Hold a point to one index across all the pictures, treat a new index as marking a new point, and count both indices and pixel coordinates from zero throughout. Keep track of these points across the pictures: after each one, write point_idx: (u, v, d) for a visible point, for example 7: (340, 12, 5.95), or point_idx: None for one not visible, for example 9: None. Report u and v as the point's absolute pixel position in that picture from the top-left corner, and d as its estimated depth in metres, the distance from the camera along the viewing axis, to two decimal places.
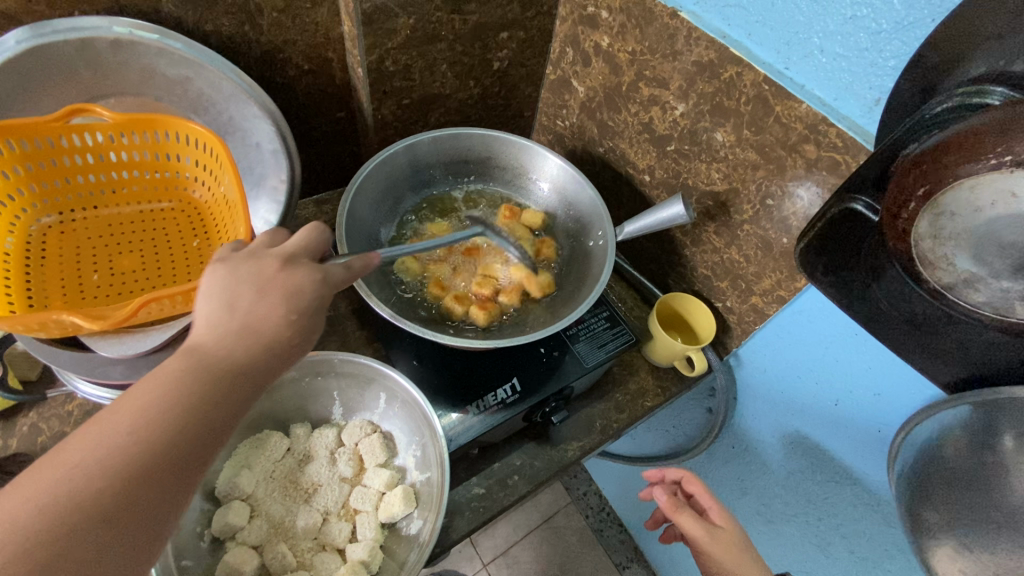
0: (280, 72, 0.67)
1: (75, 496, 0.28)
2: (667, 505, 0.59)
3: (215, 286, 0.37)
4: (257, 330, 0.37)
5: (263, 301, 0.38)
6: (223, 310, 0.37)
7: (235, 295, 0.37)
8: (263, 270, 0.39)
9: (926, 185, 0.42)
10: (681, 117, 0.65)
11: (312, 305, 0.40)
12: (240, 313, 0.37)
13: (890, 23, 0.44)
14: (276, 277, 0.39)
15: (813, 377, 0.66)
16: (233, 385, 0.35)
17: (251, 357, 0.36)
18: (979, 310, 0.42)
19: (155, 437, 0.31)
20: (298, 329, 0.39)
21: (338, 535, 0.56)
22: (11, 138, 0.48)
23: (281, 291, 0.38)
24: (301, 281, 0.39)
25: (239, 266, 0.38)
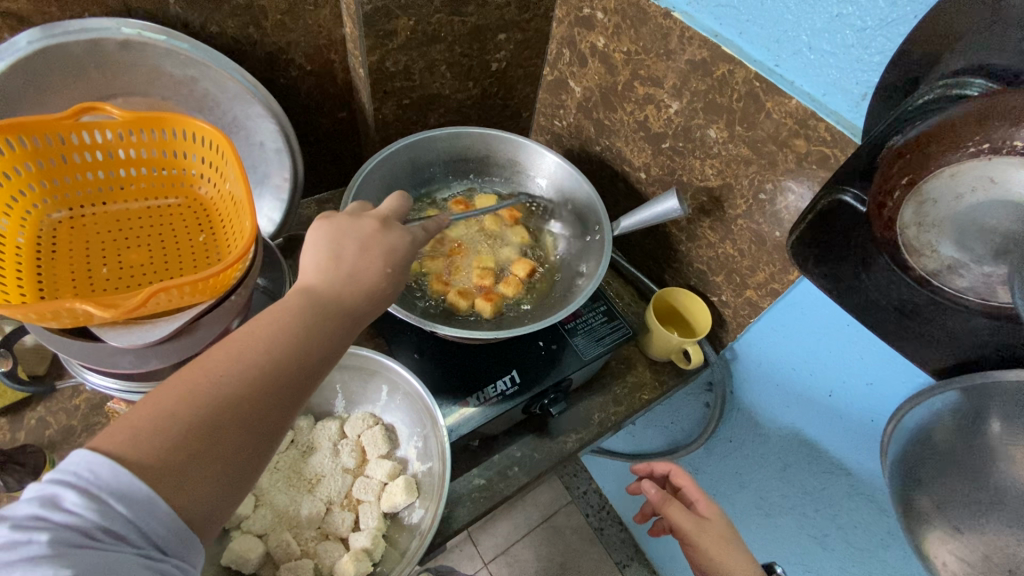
0: (283, 73, 0.69)
1: (179, 433, 0.33)
2: (656, 497, 0.61)
3: (325, 236, 0.43)
4: (346, 285, 0.41)
5: (366, 255, 0.43)
6: (331, 256, 0.42)
7: (341, 246, 0.42)
8: (364, 226, 0.44)
9: (909, 176, 0.44)
10: (675, 115, 0.66)
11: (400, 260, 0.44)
12: (346, 264, 0.42)
13: (874, 20, 0.46)
14: (376, 234, 0.44)
15: (807, 369, 0.68)
16: (305, 343, 0.38)
17: (325, 322, 0.39)
18: (964, 296, 0.44)
19: (246, 387, 0.35)
20: (391, 283, 0.43)
21: (341, 524, 0.57)
22: (22, 135, 0.49)
23: (380, 247, 0.43)
24: (398, 239, 0.45)
25: (341, 222, 0.44)
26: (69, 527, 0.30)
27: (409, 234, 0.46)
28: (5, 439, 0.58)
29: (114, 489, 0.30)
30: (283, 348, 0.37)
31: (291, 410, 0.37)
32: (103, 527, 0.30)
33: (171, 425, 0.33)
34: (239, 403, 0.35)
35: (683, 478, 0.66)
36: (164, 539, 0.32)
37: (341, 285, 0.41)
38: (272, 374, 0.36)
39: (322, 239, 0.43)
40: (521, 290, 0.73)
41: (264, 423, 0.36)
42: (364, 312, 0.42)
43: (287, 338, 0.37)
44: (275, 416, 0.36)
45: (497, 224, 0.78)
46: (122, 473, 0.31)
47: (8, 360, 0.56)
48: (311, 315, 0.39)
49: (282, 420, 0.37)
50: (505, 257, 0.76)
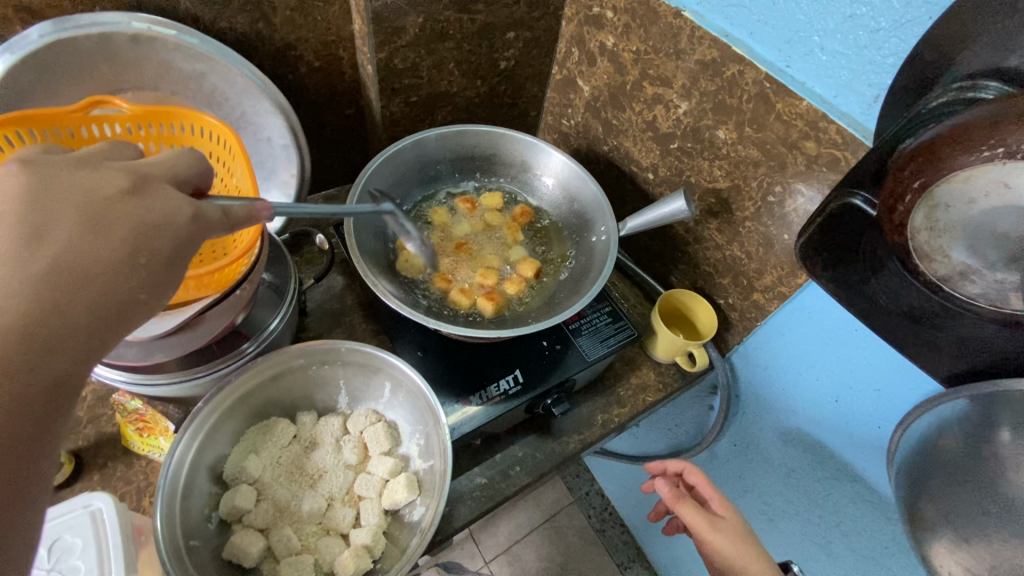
0: (291, 69, 0.69)
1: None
2: (668, 495, 0.60)
3: (17, 204, 0.35)
4: (51, 285, 0.34)
5: (95, 237, 0.36)
6: (24, 241, 0.34)
7: (55, 221, 0.35)
8: (104, 193, 0.37)
9: (921, 179, 0.43)
10: (684, 115, 0.66)
11: (167, 241, 0.39)
12: (55, 250, 0.35)
13: (888, 21, 0.45)
14: (115, 204, 0.37)
15: (814, 374, 0.67)
16: (8, 377, 0.32)
17: (19, 346, 0.32)
18: (975, 302, 0.42)
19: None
20: (145, 269, 0.38)
21: (342, 520, 0.57)
22: (33, 128, 0.49)
23: (125, 224, 0.37)
24: (161, 207, 0.39)
25: (44, 183, 0.36)
26: None
27: (191, 207, 0.39)
28: None
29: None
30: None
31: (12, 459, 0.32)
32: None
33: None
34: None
35: (696, 476, 0.65)
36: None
37: (32, 285, 0.34)
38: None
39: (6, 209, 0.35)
40: (525, 289, 0.73)
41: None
42: (100, 313, 0.36)
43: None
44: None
45: (502, 220, 0.78)
46: None
47: None
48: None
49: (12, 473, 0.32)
50: (512, 258, 0.76)
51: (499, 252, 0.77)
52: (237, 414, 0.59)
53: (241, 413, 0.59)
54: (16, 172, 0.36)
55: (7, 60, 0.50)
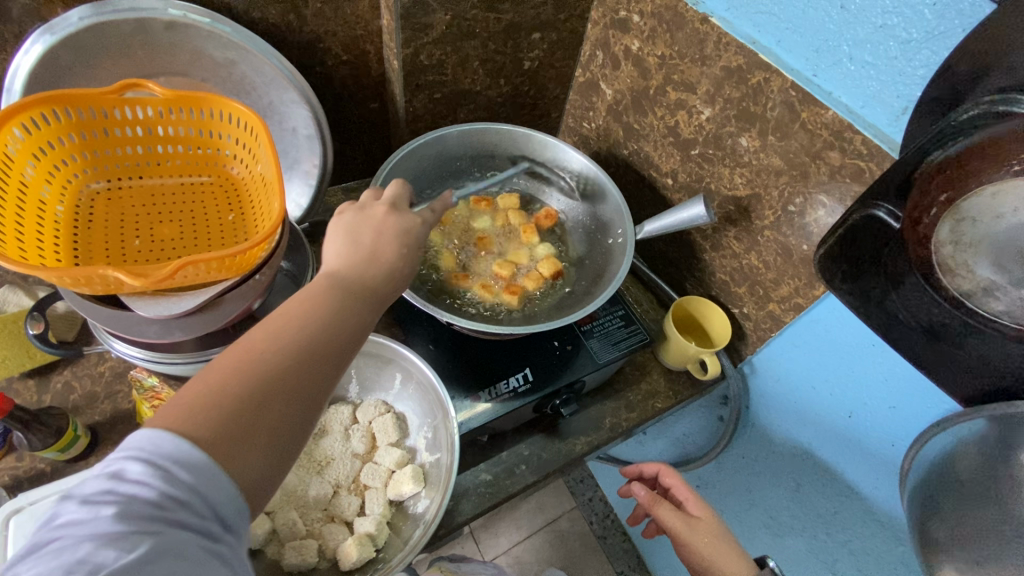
0: (319, 62, 0.70)
1: (222, 409, 0.32)
2: (644, 498, 0.63)
3: (345, 224, 0.44)
4: (370, 264, 0.42)
5: (384, 236, 0.44)
6: (348, 241, 0.43)
7: (359, 229, 0.44)
8: (375, 214, 0.45)
9: (948, 192, 0.43)
10: (707, 121, 0.66)
11: (415, 246, 0.45)
12: (366, 244, 0.43)
13: (920, 33, 0.45)
14: (389, 219, 0.45)
15: (828, 389, 0.66)
16: (344, 318, 0.39)
17: (359, 299, 0.40)
18: (998, 320, 0.42)
19: (289, 360, 0.35)
20: (409, 262, 0.44)
21: (347, 508, 0.58)
22: (69, 107, 0.51)
23: (392, 231, 0.44)
24: (409, 222, 0.46)
25: (357, 210, 0.45)
26: (138, 498, 0.29)
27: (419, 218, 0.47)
28: (32, 401, 0.61)
29: (173, 457, 0.30)
30: (325, 322, 0.38)
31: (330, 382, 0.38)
32: (171, 496, 0.30)
33: (209, 405, 0.32)
34: (284, 381, 0.35)
35: (670, 476, 0.67)
36: (226, 513, 0.31)
37: (361, 264, 0.42)
38: (315, 344, 0.37)
39: (337, 229, 0.44)
40: (544, 285, 0.73)
41: (308, 395, 0.36)
42: (391, 292, 0.43)
43: (332, 313, 0.38)
44: (316, 386, 0.36)
45: (521, 220, 0.78)
46: (183, 443, 0.30)
47: (40, 323, 0.56)
48: (348, 292, 0.40)
49: (326, 387, 0.37)
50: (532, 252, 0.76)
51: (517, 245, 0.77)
52: None
53: None
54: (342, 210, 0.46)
55: (47, 40, 0.52)
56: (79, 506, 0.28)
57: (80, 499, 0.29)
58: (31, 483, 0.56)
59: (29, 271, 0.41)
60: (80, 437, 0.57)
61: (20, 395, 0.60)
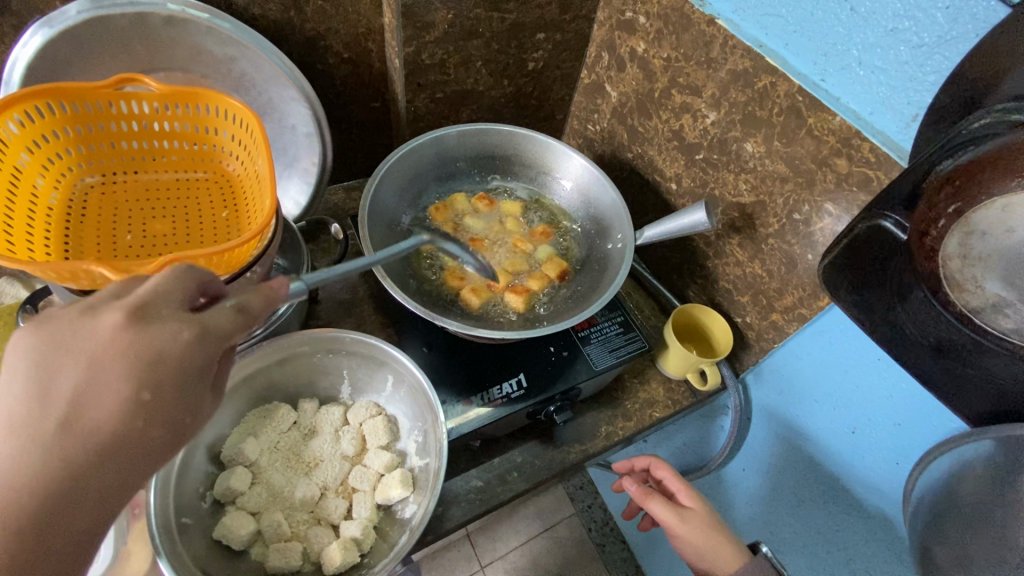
0: (320, 59, 0.70)
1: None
2: (637, 493, 0.60)
3: (40, 356, 0.33)
4: (63, 441, 0.32)
5: (99, 381, 0.33)
6: (32, 402, 0.32)
7: (60, 374, 0.32)
8: (101, 330, 0.33)
9: (956, 204, 0.41)
10: (712, 126, 0.64)
11: (168, 376, 0.34)
12: (69, 391, 0.32)
13: (933, 37, 0.43)
14: (117, 341, 0.33)
15: (832, 403, 0.64)
16: (40, 544, 0.31)
17: (56, 507, 0.32)
18: (1007, 338, 0.40)
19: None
20: (154, 403, 0.34)
21: (334, 511, 0.57)
22: (63, 101, 0.51)
23: (119, 364, 0.33)
24: (160, 340, 0.34)
25: (61, 333, 0.33)
26: None
27: (188, 333, 0.34)
28: None
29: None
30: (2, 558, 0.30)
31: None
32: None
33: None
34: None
35: (662, 469, 0.64)
36: None
37: (89, 396, 0.33)
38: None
39: (27, 359, 0.33)
40: (549, 285, 0.72)
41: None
42: (119, 464, 0.34)
43: (14, 545, 0.30)
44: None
45: (517, 229, 0.77)
46: None
47: (32, 315, 0.56)
48: (23, 505, 0.31)
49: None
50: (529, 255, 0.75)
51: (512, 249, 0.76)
52: (239, 397, 0.59)
53: (243, 395, 0.59)
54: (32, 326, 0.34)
55: (47, 33, 0.52)
56: None
57: None
58: None
59: (15, 265, 0.40)
60: None
61: None
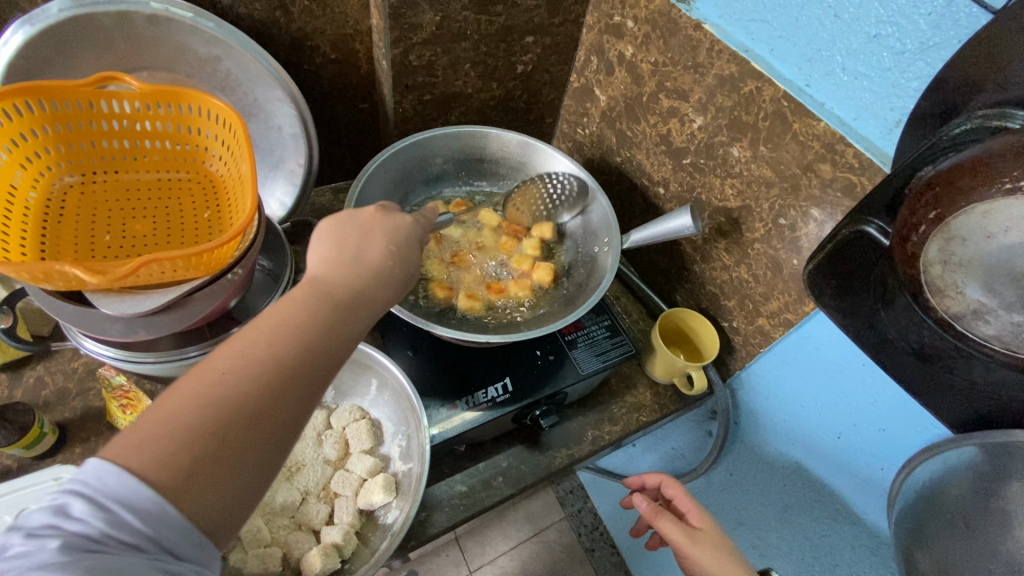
0: (307, 60, 0.70)
1: (182, 439, 0.31)
2: (647, 510, 0.61)
3: (330, 229, 0.43)
4: (355, 270, 0.41)
5: (367, 240, 0.43)
6: (331, 255, 0.41)
7: (345, 236, 0.43)
8: (363, 213, 0.45)
9: (937, 210, 0.40)
10: (699, 130, 0.64)
11: (404, 242, 0.45)
12: (350, 249, 0.42)
13: (915, 43, 0.43)
14: (375, 217, 0.45)
15: (817, 408, 0.64)
16: (329, 335, 0.38)
17: (341, 313, 0.39)
18: (988, 344, 0.39)
19: (259, 384, 0.34)
20: (398, 262, 0.44)
21: (315, 516, 0.56)
22: (43, 99, 0.50)
23: (382, 230, 0.44)
24: (396, 221, 0.46)
25: (341, 215, 0.44)
26: (82, 535, 0.29)
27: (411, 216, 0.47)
28: (3, 395, 0.60)
29: (119, 495, 0.29)
30: (298, 337, 0.36)
31: (308, 401, 0.37)
32: (114, 535, 0.29)
33: (176, 434, 0.31)
34: (251, 405, 0.33)
35: (673, 488, 0.65)
36: (178, 545, 0.30)
37: (347, 273, 0.41)
38: (284, 368, 0.35)
39: (322, 233, 0.43)
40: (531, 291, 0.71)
41: (276, 419, 0.35)
42: (380, 297, 0.42)
43: (312, 328, 0.37)
44: (288, 408, 0.35)
45: (496, 237, 0.76)
46: (129, 479, 0.29)
47: (9, 316, 0.55)
48: (330, 303, 0.38)
49: (301, 406, 0.36)
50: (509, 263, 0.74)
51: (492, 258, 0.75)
52: None
53: None
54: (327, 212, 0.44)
55: (27, 31, 0.51)
56: (24, 539, 0.28)
57: (25, 532, 0.28)
58: None
59: None
60: (47, 434, 0.56)
61: None
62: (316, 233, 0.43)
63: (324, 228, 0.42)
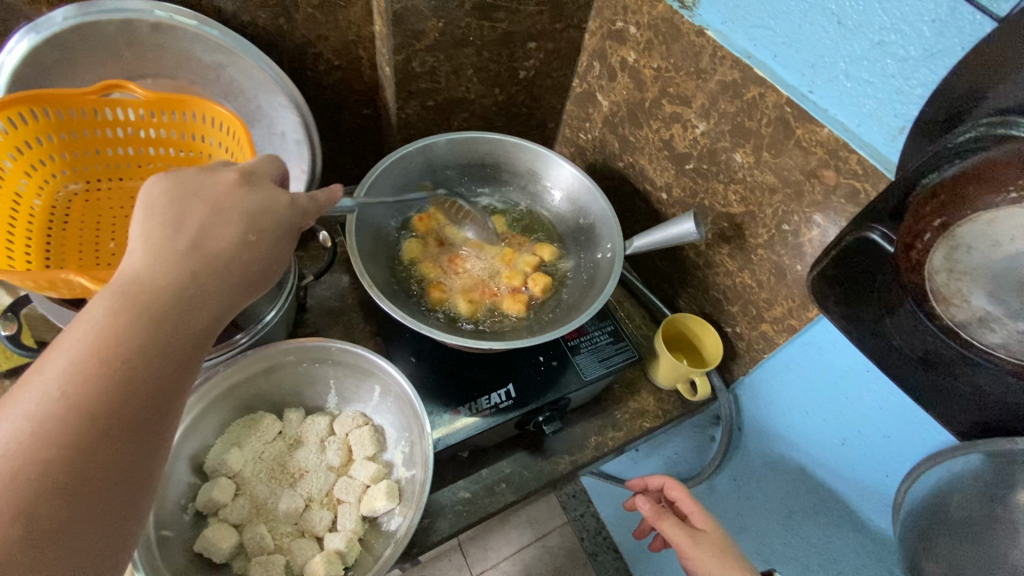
0: (310, 66, 0.70)
1: (15, 475, 0.30)
2: (649, 512, 0.59)
3: (161, 203, 0.40)
4: (187, 261, 0.39)
5: (222, 221, 0.41)
6: (162, 240, 0.39)
7: (188, 212, 0.41)
8: (221, 184, 0.43)
9: (942, 217, 0.41)
10: (702, 136, 0.64)
11: (269, 226, 0.43)
12: (190, 233, 0.40)
13: (918, 50, 0.43)
14: (231, 193, 0.43)
15: (821, 414, 0.64)
16: (166, 341, 0.36)
17: (170, 315, 0.37)
18: (993, 352, 0.40)
19: (88, 407, 0.32)
20: (254, 251, 0.42)
21: (318, 523, 0.56)
22: (47, 107, 0.50)
23: (239, 211, 0.42)
24: (265, 199, 0.44)
25: (190, 179, 0.42)
26: None
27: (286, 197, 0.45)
28: None
29: None
30: (123, 355, 0.34)
31: (155, 415, 0.35)
32: None
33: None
34: (82, 431, 0.32)
35: (677, 490, 0.65)
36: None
37: (170, 263, 0.38)
38: (111, 389, 0.33)
39: (148, 205, 0.40)
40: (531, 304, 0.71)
41: (118, 440, 0.33)
42: (220, 291, 0.40)
43: (140, 338, 0.35)
44: (132, 426, 0.34)
45: (501, 245, 0.76)
46: None
47: (14, 324, 0.56)
48: (147, 304, 0.36)
49: (148, 422, 0.35)
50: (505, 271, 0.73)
51: (491, 262, 0.74)
52: (224, 406, 0.59)
53: (228, 404, 0.58)
54: (159, 179, 0.42)
55: (33, 39, 0.52)
56: None
57: None
58: None
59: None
60: None
61: None
62: (140, 206, 0.41)
63: (152, 202, 0.40)
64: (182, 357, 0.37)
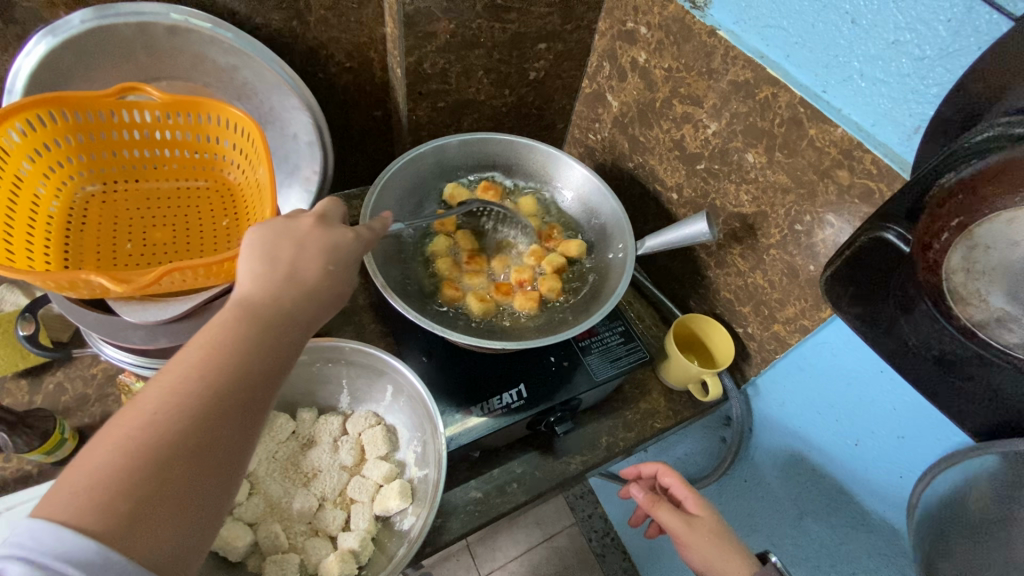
0: (321, 68, 0.70)
1: (132, 465, 0.30)
2: (644, 500, 0.61)
3: (259, 242, 0.42)
4: (288, 287, 0.40)
5: (307, 253, 0.42)
6: (262, 270, 0.40)
7: (279, 248, 0.42)
8: (302, 225, 0.44)
9: (960, 217, 0.40)
10: (713, 136, 0.64)
11: (345, 259, 0.44)
12: (284, 264, 0.41)
13: (934, 50, 0.43)
14: (315, 230, 0.44)
15: (834, 415, 0.64)
16: (264, 355, 0.37)
17: (272, 331, 0.38)
18: (1013, 353, 0.39)
19: (200, 408, 0.33)
20: (334, 280, 0.43)
21: (331, 522, 0.56)
22: (66, 110, 0.51)
23: (320, 244, 0.43)
24: (338, 237, 0.45)
25: (279, 223, 0.43)
26: None
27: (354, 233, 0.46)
28: (23, 401, 0.60)
29: None
30: (230, 364, 0.35)
31: (250, 426, 0.35)
32: None
33: (114, 479, 0.30)
34: (192, 431, 0.32)
35: (670, 476, 0.63)
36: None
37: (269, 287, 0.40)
38: (223, 397, 0.34)
39: (250, 245, 0.41)
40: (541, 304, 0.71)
41: (220, 445, 0.33)
42: (311, 313, 0.41)
43: (246, 349, 0.36)
44: (230, 433, 0.34)
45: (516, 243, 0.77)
46: None
47: (30, 324, 0.57)
48: (258, 321, 0.38)
49: (244, 432, 0.35)
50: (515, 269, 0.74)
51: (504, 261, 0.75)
52: None
53: None
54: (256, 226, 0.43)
55: (50, 42, 0.52)
56: None
57: None
58: (18, 483, 0.55)
59: (15, 274, 0.40)
60: (67, 439, 0.57)
61: (13, 395, 0.60)
62: (242, 247, 0.42)
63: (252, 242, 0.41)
64: (282, 374, 0.38)
